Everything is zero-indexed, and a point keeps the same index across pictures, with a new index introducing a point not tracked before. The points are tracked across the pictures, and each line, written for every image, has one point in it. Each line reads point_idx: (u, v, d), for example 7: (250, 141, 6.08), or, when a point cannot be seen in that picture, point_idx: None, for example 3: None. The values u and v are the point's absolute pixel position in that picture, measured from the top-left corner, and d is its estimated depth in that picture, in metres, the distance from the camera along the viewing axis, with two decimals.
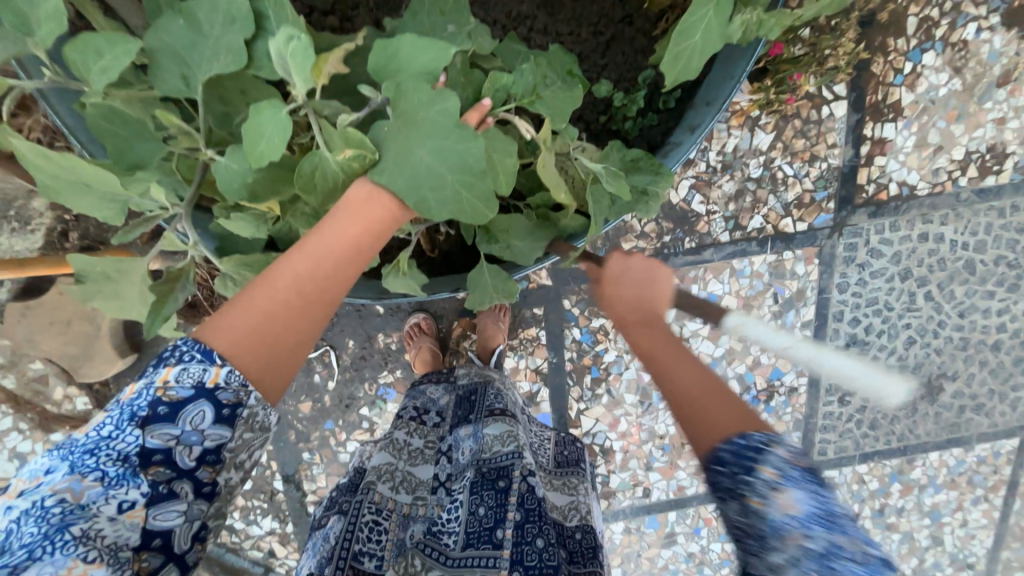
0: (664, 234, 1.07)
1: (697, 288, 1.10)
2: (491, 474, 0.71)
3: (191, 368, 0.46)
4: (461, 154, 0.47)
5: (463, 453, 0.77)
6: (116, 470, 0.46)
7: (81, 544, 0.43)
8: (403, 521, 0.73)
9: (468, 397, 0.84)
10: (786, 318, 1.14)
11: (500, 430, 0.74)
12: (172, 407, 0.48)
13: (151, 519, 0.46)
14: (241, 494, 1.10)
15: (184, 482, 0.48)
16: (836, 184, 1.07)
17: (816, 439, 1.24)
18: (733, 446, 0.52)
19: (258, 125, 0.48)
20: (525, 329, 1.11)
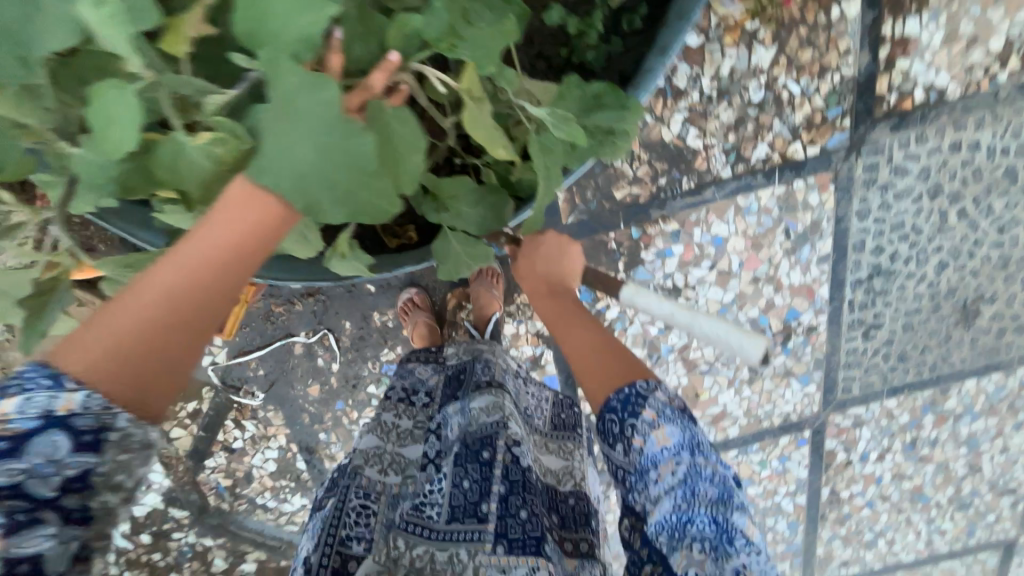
0: (658, 176, 0.98)
1: (700, 231, 1.03)
2: (478, 445, 0.72)
3: (36, 397, 0.45)
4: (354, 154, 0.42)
5: (452, 430, 0.78)
6: None
7: None
8: (392, 502, 0.75)
9: (457, 375, 0.84)
10: (800, 254, 1.06)
11: (486, 403, 0.74)
12: (13, 441, 0.45)
13: (13, 546, 0.45)
14: (268, 475, 1.15)
15: (46, 510, 0.46)
16: (851, 97, 0.96)
17: (840, 377, 1.18)
18: (622, 396, 0.80)
19: (106, 109, 0.44)
20: (520, 293, 1.08)
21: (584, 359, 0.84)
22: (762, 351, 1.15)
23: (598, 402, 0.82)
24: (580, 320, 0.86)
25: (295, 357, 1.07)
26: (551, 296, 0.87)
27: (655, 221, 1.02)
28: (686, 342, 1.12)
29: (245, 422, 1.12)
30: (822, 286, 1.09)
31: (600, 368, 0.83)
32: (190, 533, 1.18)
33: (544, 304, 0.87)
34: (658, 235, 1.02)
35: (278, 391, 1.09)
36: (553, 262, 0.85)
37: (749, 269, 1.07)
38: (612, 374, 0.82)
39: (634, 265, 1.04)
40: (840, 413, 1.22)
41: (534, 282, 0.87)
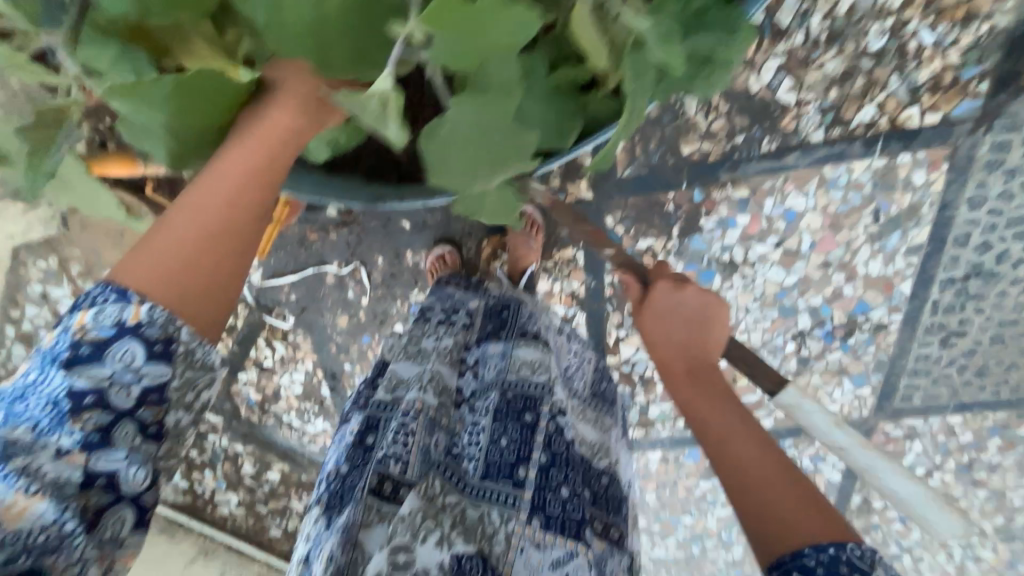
0: (736, 133, 0.86)
1: (773, 202, 0.91)
2: (524, 397, 0.78)
3: (107, 309, 0.47)
4: (457, 171, 0.42)
5: (490, 369, 0.81)
6: (48, 418, 0.47)
7: (21, 476, 0.46)
8: (428, 427, 0.75)
9: (500, 311, 0.87)
10: (887, 241, 0.92)
11: (532, 356, 0.80)
12: (95, 348, 0.48)
13: (91, 461, 0.48)
14: (294, 396, 1.19)
15: (125, 425, 0.49)
16: (997, 55, 0.78)
17: (901, 384, 1.06)
18: (823, 556, 0.57)
19: None
20: (560, 249, 1.01)
21: (730, 436, 0.65)
22: (818, 344, 1.04)
23: (768, 541, 0.60)
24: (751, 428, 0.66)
25: (326, 287, 1.07)
26: (693, 374, 0.72)
27: (723, 185, 0.90)
28: (733, 324, 1.02)
29: (275, 343, 1.14)
30: (904, 282, 0.96)
31: (765, 480, 0.61)
32: (223, 437, 1.25)
33: (680, 382, 0.72)
34: (722, 201, 0.91)
35: (308, 317, 1.10)
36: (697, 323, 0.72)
37: (821, 251, 0.94)
38: (795, 516, 0.60)
39: (690, 232, 0.94)
40: (892, 422, 1.11)
41: (667, 352, 0.73)
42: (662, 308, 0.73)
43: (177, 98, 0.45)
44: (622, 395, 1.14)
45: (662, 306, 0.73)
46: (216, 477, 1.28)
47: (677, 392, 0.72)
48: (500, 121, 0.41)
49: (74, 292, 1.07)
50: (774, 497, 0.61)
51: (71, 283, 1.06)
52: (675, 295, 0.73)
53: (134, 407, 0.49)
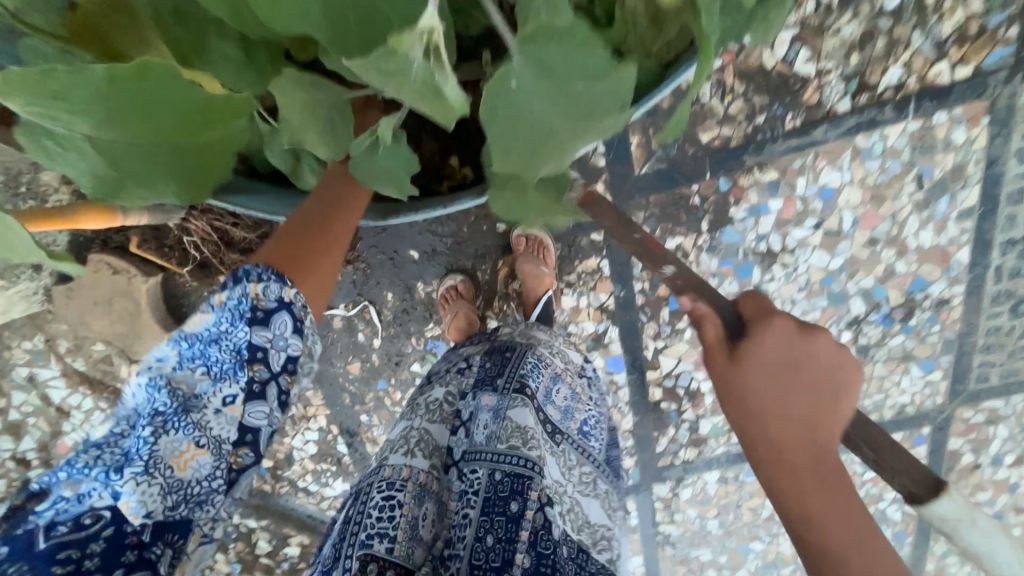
0: (756, 113, 0.81)
1: (805, 182, 0.85)
2: (514, 478, 0.68)
3: (269, 286, 0.52)
4: (528, 145, 0.32)
5: (480, 428, 0.73)
6: (228, 363, 0.53)
7: (196, 428, 0.52)
8: (417, 497, 0.71)
9: (502, 351, 0.80)
10: (934, 208, 0.85)
11: (520, 421, 0.71)
12: (264, 314, 0.52)
13: (246, 415, 0.53)
14: (309, 458, 1.08)
15: (272, 385, 0.54)
16: None
17: (974, 363, 0.96)
18: None
19: None
20: (582, 260, 0.93)
21: (845, 531, 0.46)
22: (875, 330, 0.94)
23: None
24: (858, 515, 0.47)
25: (335, 332, 0.99)
26: (818, 468, 0.48)
27: (750, 170, 0.84)
28: None
29: None
30: (960, 249, 0.88)
31: None
32: (235, 513, 1.13)
33: (799, 476, 0.48)
34: (751, 187, 0.85)
35: (318, 367, 1.01)
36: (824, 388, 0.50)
37: (865, 227, 0.87)
38: None
39: (720, 224, 0.87)
40: (970, 407, 1.00)
41: (772, 427, 0.50)
42: (764, 360, 0.51)
43: None
44: (669, 412, 1.03)
45: (765, 356, 0.51)
46: (230, 559, 1.15)
47: (773, 479, 0.49)
48: (591, 67, 0.29)
49: (65, 371, 0.98)
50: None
51: (61, 361, 0.98)
52: (790, 345, 0.51)
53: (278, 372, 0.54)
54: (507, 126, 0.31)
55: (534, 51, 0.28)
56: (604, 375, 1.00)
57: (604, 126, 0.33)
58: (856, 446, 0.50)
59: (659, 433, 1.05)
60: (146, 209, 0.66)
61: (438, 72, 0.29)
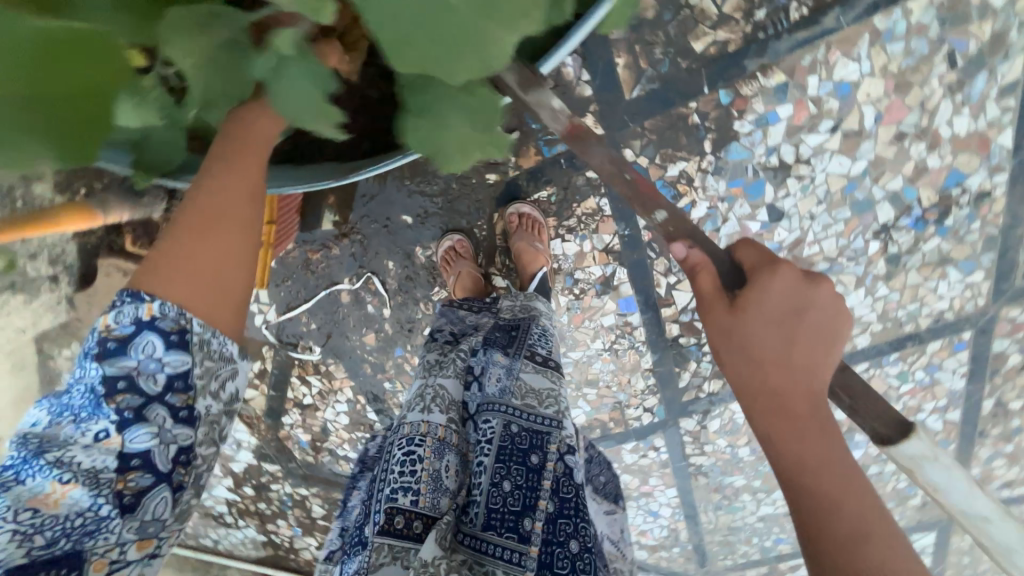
0: (755, 8, 0.72)
1: (818, 80, 0.76)
2: (529, 431, 0.72)
3: (125, 308, 0.46)
4: (439, 36, 0.33)
5: (492, 381, 0.76)
6: (86, 405, 0.47)
7: (56, 467, 0.46)
8: (438, 450, 0.73)
9: (511, 329, 0.82)
10: (971, 88, 0.76)
11: (542, 385, 0.76)
12: (120, 342, 0.46)
13: (126, 442, 0.47)
14: (343, 428, 1.12)
15: (156, 408, 0.47)
16: None
17: (1020, 258, 0.89)
18: None
19: None
20: (580, 202, 0.89)
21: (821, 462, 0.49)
22: (906, 236, 0.88)
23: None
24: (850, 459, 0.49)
25: (345, 307, 1.00)
26: (816, 417, 0.50)
27: (753, 76, 0.76)
28: (799, 237, 0.87)
29: (310, 378, 1.09)
30: (1003, 133, 0.78)
31: (874, 537, 0.46)
32: (285, 485, 1.21)
33: (800, 424, 0.50)
34: (756, 95, 0.77)
35: (336, 343, 1.03)
36: (820, 337, 0.52)
37: (890, 122, 0.79)
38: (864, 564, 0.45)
39: (725, 142, 0.81)
40: (1017, 306, 0.93)
41: (771, 373, 0.52)
42: (765, 311, 0.53)
43: None
44: (688, 348, 1.01)
45: (766, 307, 0.53)
46: (291, 525, 1.24)
47: (765, 426, 0.51)
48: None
49: None
50: (869, 563, 0.45)
51: None
52: (796, 292, 0.53)
53: (163, 392, 0.47)
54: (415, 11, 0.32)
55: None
56: (618, 318, 0.99)
57: (518, 6, 0.32)
58: (836, 397, 0.54)
59: (680, 368, 1.03)
60: (123, 204, 0.68)
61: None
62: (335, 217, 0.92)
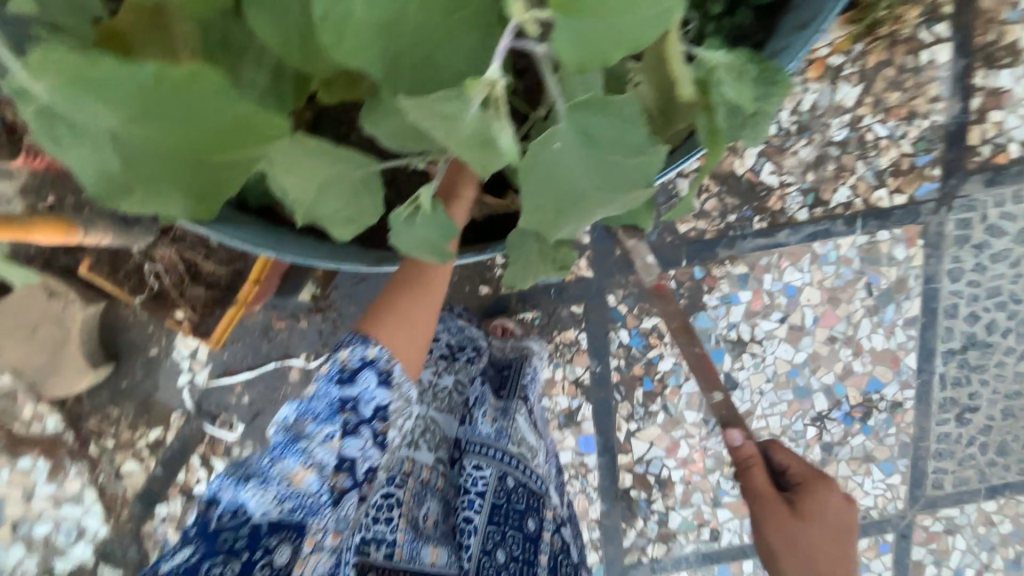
0: (728, 212, 0.88)
1: (771, 278, 0.91)
2: (525, 489, 0.73)
3: (358, 348, 0.58)
4: (553, 197, 0.31)
5: (487, 420, 0.76)
6: (325, 411, 0.59)
7: (305, 454, 0.58)
8: (418, 497, 0.69)
9: (502, 370, 0.85)
10: (884, 314, 0.93)
11: (524, 424, 0.78)
12: (351, 372, 0.58)
13: (343, 446, 0.57)
14: None
15: (366, 427, 0.58)
16: (941, 146, 0.86)
17: (929, 469, 0.99)
18: None
19: None
20: (561, 331, 0.92)
21: None
22: (838, 427, 0.97)
23: None
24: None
25: (288, 385, 0.90)
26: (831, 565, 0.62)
27: (722, 261, 0.90)
28: (749, 409, 0.95)
29: (215, 461, 0.92)
30: (908, 355, 0.94)
31: None
32: None
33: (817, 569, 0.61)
34: (723, 278, 0.90)
35: (261, 423, 0.91)
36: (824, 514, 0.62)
37: (825, 325, 0.93)
38: None
39: (694, 310, 0.91)
40: (930, 515, 1.00)
41: (803, 541, 0.61)
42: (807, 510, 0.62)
43: (143, 103, 0.26)
44: (637, 502, 0.97)
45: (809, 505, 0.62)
46: None
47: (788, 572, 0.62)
48: (633, 138, 0.31)
49: None
50: None
51: None
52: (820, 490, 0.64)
53: (371, 416, 0.58)
54: (532, 174, 0.30)
55: (574, 120, 0.30)
56: (574, 455, 0.96)
57: (632, 199, 0.32)
58: None
59: (627, 524, 0.98)
60: (109, 230, 0.63)
61: (498, 121, 0.29)
62: (313, 287, 0.86)
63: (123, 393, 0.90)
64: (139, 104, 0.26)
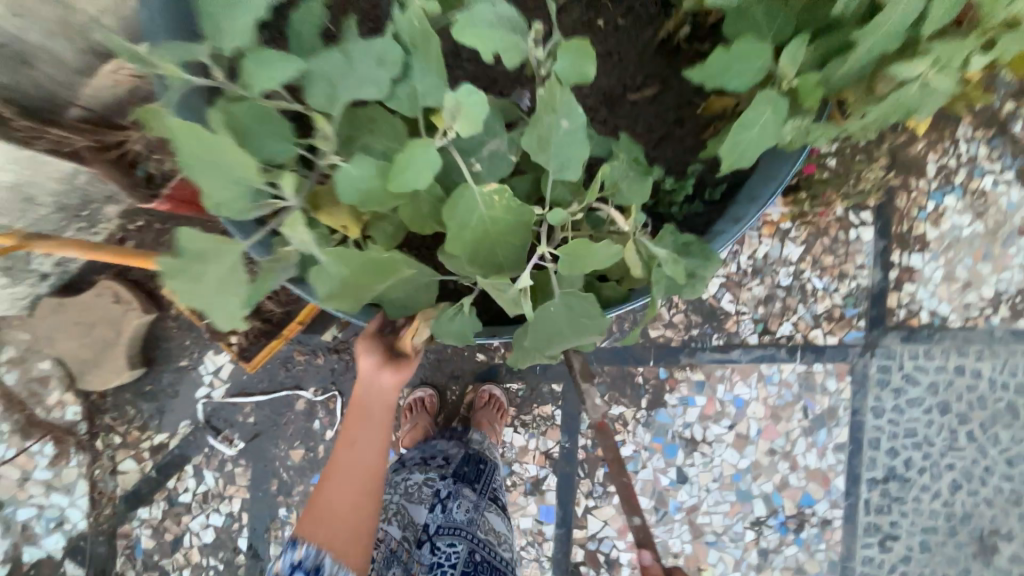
0: (692, 326, 1.06)
1: (723, 388, 1.06)
2: (490, 563, 0.86)
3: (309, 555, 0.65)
4: (540, 330, 0.47)
5: (461, 508, 0.89)
6: None
7: None
8: (386, 561, 0.83)
9: (478, 463, 0.96)
10: (817, 436, 1.07)
11: (492, 519, 0.90)
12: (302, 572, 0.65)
13: None
14: (200, 547, 1.01)
15: None
16: (866, 304, 1.07)
17: None
18: None
19: (467, 229, 0.40)
20: (539, 404, 1.05)
21: None
22: (773, 535, 1.07)
23: None
24: None
25: (293, 413, 1.01)
26: None
27: (683, 367, 1.06)
28: (695, 504, 1.06)
29: (207, 473, 1.01)
30: (837, 476, 1.08)
31: None
32: None
33: None
34: (683, 381, 1.06)
35: (261, 444, 1.01)
36: None
37: (767, 438, 1.07)
38: None
39: (656, 405, 1.06)
40: None
41: None
42: None
43: (356, 272, 0.42)
44: None
45: None
46: None
47: None
48: (593, 310, 0.47)
49: None
50: None
51: None
52: None
53: None
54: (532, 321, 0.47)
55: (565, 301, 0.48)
56: (535, 523, 1.05)
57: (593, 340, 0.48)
58: None
59: None
60: None
61: (526, 303, 0.43)
62: (335, 331, 1.00)
63: (143, 396, 1.00)
64: (356, 275, 0.42)
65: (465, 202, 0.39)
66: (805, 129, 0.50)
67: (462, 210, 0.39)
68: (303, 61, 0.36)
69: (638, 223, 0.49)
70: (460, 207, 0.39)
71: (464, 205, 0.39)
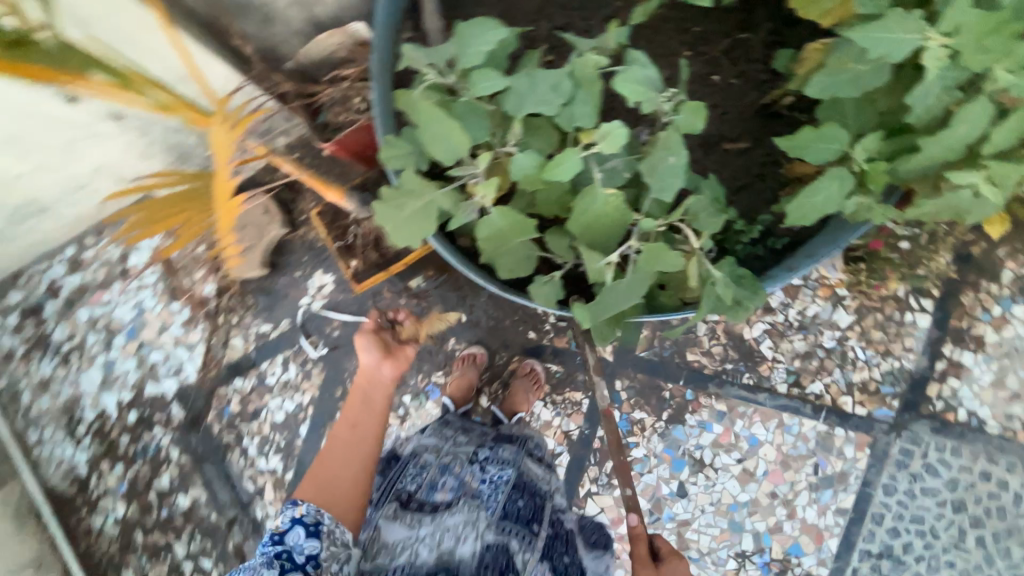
0: (727, 360, 1.15)
1: (741, 424, 1.14)
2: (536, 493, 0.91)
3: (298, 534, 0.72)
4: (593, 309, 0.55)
5: (504, 450, 0.95)
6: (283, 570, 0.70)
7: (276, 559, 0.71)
8: (437, 474, 0.88)
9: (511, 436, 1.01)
10: (821, 494, 1.13)
11: (533, 467, 0.97)
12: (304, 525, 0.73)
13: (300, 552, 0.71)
14: (271, 423, 1.24)
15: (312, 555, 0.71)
16: (903, 386, 1.11)
17: None
18: None
19: (590, 216, 0.53)
20: (571, 390, 1.18)
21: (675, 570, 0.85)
22: (755, 571, 1.14)
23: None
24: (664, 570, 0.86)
25: None
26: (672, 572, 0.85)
27: (710, 394, 1.15)
28: (688, 519, 1.15)
29: (291, 366, 1.23)
30: (832, 538, 1.12)
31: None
32: (170, 433, 1.27)
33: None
34: (706, 407, 1.15)
35: (337, 355, 1.22)
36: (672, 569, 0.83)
37: (771, 481, 1.14)
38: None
39: (675, 421, 1.16)
40: None
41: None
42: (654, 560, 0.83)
43: (502, 228, 0.55)
44: None
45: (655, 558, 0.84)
46: (128, 474, 1.28)
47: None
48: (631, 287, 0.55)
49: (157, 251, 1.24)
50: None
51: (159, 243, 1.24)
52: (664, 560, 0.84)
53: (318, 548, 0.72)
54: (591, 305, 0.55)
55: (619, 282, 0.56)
56: None
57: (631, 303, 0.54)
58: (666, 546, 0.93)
59: None
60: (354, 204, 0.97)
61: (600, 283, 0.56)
62: (420, 280, 1.18)
63: (261, 292, 1.24)
64: (501, 229, 0.55)
65: (592, 195, 0.52)
66: (869, 206, 0.60)
67: (588, 202, 0.52)
68: (509, 79, 0.51)
69: (705, 245, 0.61)
70: (589, 199, 0.52)
71: (590, 199, 0.52)
